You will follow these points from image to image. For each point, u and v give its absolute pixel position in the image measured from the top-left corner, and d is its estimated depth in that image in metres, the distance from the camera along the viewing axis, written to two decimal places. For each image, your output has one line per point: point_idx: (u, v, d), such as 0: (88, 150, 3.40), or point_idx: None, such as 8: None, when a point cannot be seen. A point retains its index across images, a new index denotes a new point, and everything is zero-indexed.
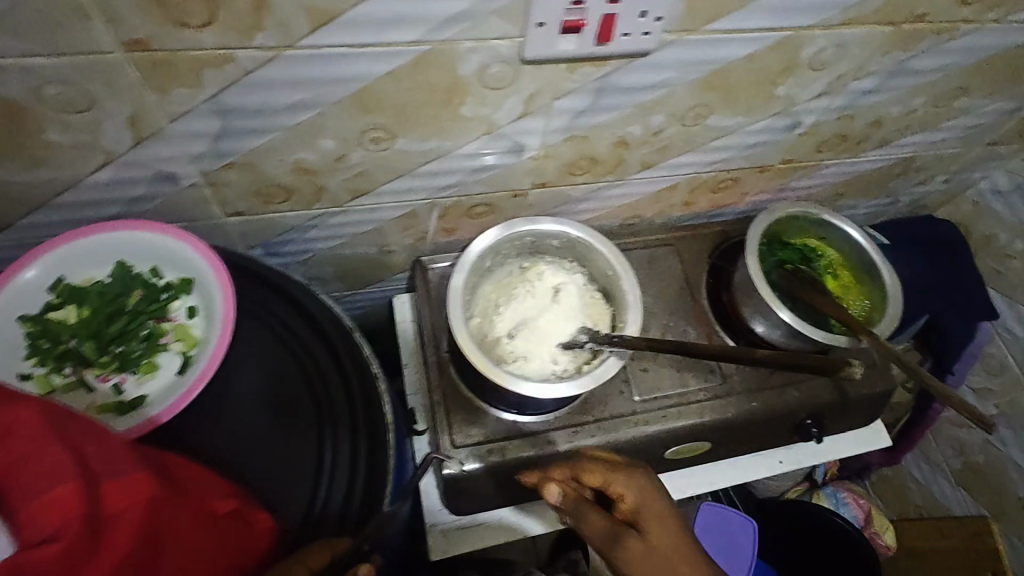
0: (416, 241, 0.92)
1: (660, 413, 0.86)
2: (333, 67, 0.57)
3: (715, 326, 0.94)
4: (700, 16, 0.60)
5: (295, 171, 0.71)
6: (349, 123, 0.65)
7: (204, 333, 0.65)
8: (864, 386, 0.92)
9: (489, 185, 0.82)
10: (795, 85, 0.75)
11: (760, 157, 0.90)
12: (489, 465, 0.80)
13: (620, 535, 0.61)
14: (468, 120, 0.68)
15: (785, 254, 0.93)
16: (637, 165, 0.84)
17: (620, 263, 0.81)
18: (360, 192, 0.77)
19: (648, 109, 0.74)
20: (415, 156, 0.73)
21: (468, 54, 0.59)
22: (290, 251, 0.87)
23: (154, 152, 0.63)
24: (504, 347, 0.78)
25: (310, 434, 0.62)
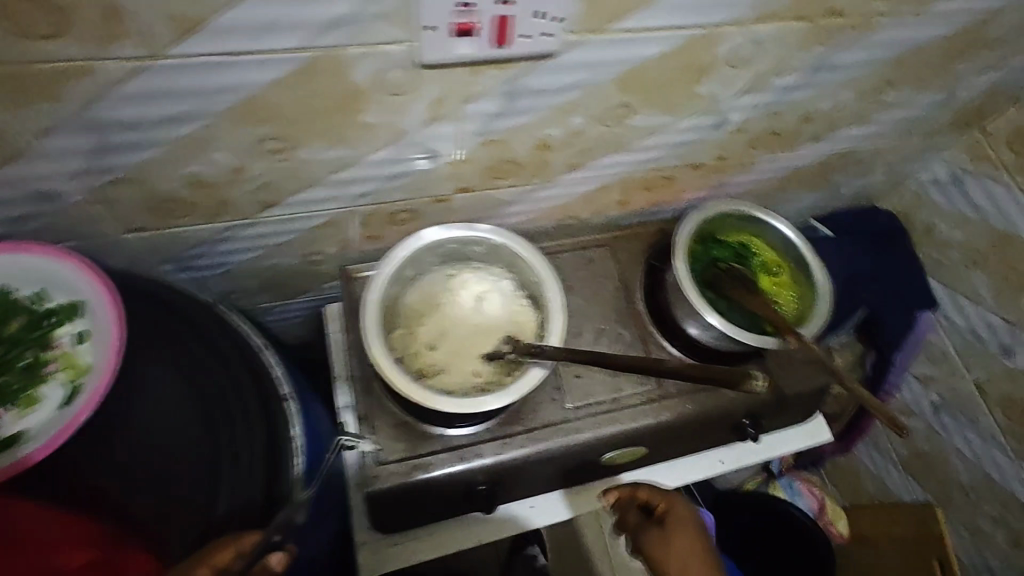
0: (340, 249, 0.89)
1: (592, 420, 0.84)
2: (209, 78, 0.53)
3: (651, 327, 0.92)
4: (603, 16, 0.58)
5: (191, 184, 0.67)
6: (240, 135, 0.61)
7: (91, 361, 0.61)
8: (799, 384, 0.92)
9: (409, 192, 0.79)
10: (715, 82, 0.73)
11: (691, 154, 0.88)
12: (415, 481, 0.77)
13: (644, 527, 0.83)
14: (370, 128, 0.65)
15: (720, 252, 0.91)
16: (562, 166, 0.82)
17: (544, 270, 0.80)
18: (268, 203, 0.73)
19: (564, 111, 0.71)
20: (321, 165, 0.69)
21: (359, 59, 0.55)
22: (205, 264, 0.83)
23: (26, 169, 0.59)
24: (423, 361, 0.77)
25: (196, 440, 0.61)
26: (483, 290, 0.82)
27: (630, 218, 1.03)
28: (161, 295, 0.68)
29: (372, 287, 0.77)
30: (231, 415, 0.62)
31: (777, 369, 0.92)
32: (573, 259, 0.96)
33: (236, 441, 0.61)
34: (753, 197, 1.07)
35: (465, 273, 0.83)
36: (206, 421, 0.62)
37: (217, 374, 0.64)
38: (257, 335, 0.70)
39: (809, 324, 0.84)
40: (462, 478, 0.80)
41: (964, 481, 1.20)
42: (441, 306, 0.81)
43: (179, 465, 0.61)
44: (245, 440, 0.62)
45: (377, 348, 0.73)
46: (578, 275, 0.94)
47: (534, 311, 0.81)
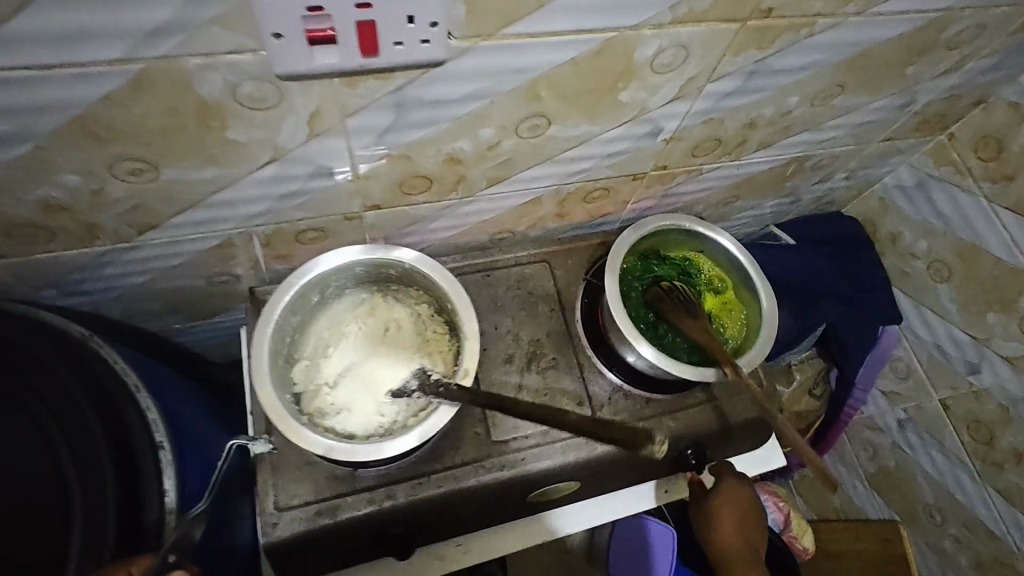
0: (248, 270, 0.82)
1: (518, 455, 0.78)
2: (22, 94, 0.46)
3: (587, 352, 0.86)
4: (490, 19, 0.51)
5: (45, 209, 0.59)
6: (86, 155, 0.54)
7: None
8: (744, 411, 0.85)
9: (310, 211, 0.72)
10: (640, 90, 0.66)
11: (628, 165, 0.81)
12: (319, 528, 0.71)
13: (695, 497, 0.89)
14: (242, 145, 0.58)
15: (662, 269, 0.85)
16: (481, 180, 0.74)
17: (459, 295, 0.73)
18: (145, 227, 0.66)
19: (471, 123, 0.64)
20: (196, 186, 0.62)
21: (203, 72, 0.48)
22: (92, 288, 0.76)
23: None
24: (324, 399, 0.70)
25: (51, 486, 0.57)
26: (396, 317, 0.75)
27: (572, 230, 0.96)
28: (21, 339, 0.63)
29: (266, 317, 0.70)
30: (84, 472, 0.57)
31: (721, 396, 0.86)
32: (506, 277, 0.88)
33: (95, 496, 0.57)
34: (706, 205, 1.00)
35: (378, 297, 0.77)
36: (60, 477, 0.58)
37: (73, 426, 0.59)
38: (132, 376, 0.65)
39: (751, 353, 0.77)
40: (374, 522, 0.73)
41: (930, 501, 1.14)
42: (349, 334, 0.74)
43: (32, 528, 0.56)
44: (99, 499, 0.57)
45: (268, 394, 0.66)
46: (511, 294, 0.87)
47: (451, 340, 0.74)
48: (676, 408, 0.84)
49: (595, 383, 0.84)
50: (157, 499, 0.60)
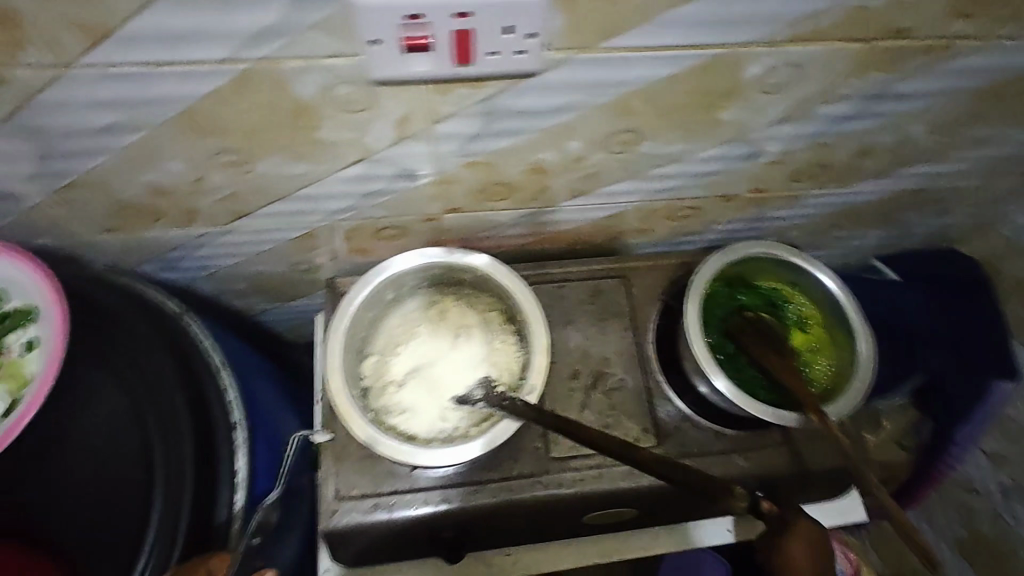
0: (329, 261, 0.84)
1: (576, 476, 0.75)
2: (139, 88, 0.49)
3: (658, 376, 0.82)
4: (591, 32, 0.48)
5: (151, 193, 0.63)
6: (190, 147, 0.56)
7: (34, 372, 0.59)
8: (825, 460, 0.79)
9: (391, 210, 0.72)
10: (744, 110, 0.61)
11: (722, 186, 0.76)
12: (372, 521, 0.72)
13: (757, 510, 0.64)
14: (333, 144, 0.58)
15: (748, 297, 0.79)
16: (564, 191, 0.72)
17: (530, 307, 0.72)
18: (238, 214, 0.69)
19: (559, 135, 0.61)
20: (289, 180, 0.64)
21: (301, 74, 0.49)
22: (187, 265, 0.80)
23: None
24: (389, 397, 0.71)
25: (135, 444, 0.59)
26: (467, 321, 0.75)
27: (652, 246, 0.92)
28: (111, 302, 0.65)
29: (342, 311, 0.71)
30: (168, 443, 0.58)
31: (800, 441, 0.80)
32: (578, 291, 0.85)
33: (172, 458, 0.58)
34: (802, 231, 0.93)
35: (449, 299, 0.76)
36: (143, 437, 0.59)
37: (159, 395, 0.60)
38: (215, 355, 0.67)
39: (841, 402, 0.71)
40: (425, 523, 0.73)
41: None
42: (418, 336, 0.74)
43: (114, 484, 0.58)
44: (179, 472, 0.58)
45: (341, 389, 0.67)
46: (582, 309, 0.85)
47: (518, 350, 0.73)
48: (749, 446, 0.79)
49: (663, 409, 0.81)
50: (229, 476, 0.61)
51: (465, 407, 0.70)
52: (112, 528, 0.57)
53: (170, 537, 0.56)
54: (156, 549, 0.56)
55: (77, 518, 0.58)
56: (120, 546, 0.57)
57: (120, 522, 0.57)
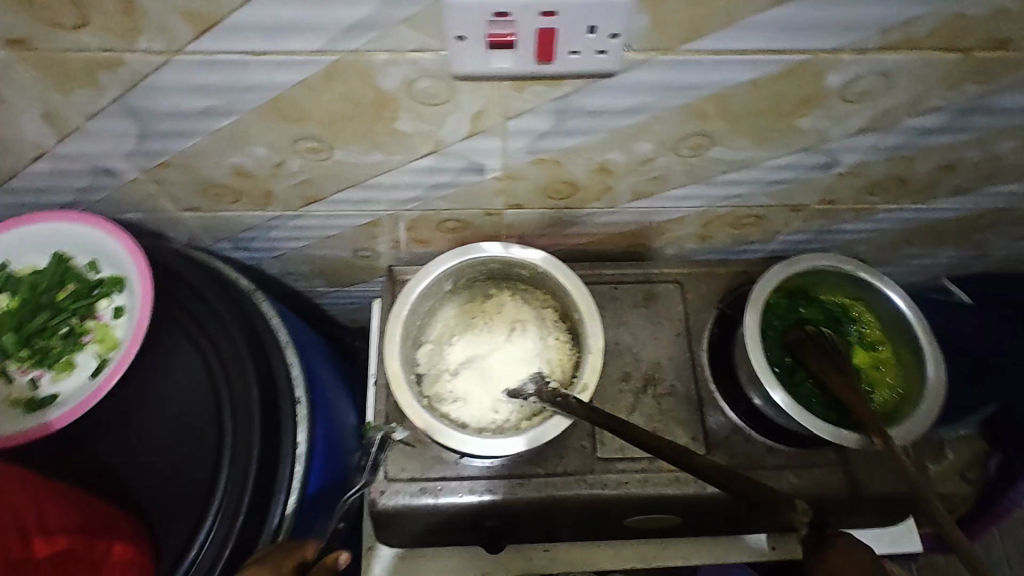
0: (390, 249, 0.86)
1: (621, 478, 0.75)
2: (236, 74, 0.51)
3: (710, 385, 0.81)
4: (674, 33, 0.48)
5: (234, 174, 0.66)
6: (275, 132, 0.59)
7: (121, 337, 0.63)
8: (883, 485, 0.76)
9: (455, 203, 0.74)
10: (822, 118, 0.60)
11: (790, 195, 0.75)
12: (418, 505, 0.74)
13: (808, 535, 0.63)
14: (408, 136, 0.60)
15: (809, 311, 0.77)
16: (627, 193, 0.72)
17: (587, 306, 0.72)
18: (311, 199, 0.72)
19: (630, 136, 0.61)
20: (362, 169, 0.66)
21: (387, 66, 0.51)
22: (258, 246, 0.84)
23: (83, 148, 0.61)
24: (442, 385, 0.72)
25: (207, 412, 0.63)
26: (522, 316, 0.76)
27: (710, 253, 0.90)
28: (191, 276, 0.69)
29: (402, 298, 0.72)
30: (240, 415, 0.62)
31: (856, 463, 0.77)
32: (633, 294, 0.85)
33: (242, 428, 0.61)
34: (870, 247, 0.90)
35: (505, 294, 0.77)
36: (216, 406, 0.63)
37: (233, 367, 0.64)
38: (282, 333, 0.70)
39: (907, 425, 0.68)
40: (469, 511, 0.75)
41: None
42: (472, 327, 0.75)
43: (185, 449, 0.62)
44: (247, 442, 0.61)
45: (397, 373, 0.69)
46: (636, 312, 0.84)
47: (572, 348, 0.73)
48: (802, 464, 0.77)
49: (713, 418, 0.79)
50: (291, 451, 0.64)
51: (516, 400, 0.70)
52: (180, 491, 0.60)
53: (235, 503, 0.58)
54: (221, 514, 0.58)
55: (150, 479, 0.61)
56: (189, 510, 0.59)
57: (189, 486, 0.60)
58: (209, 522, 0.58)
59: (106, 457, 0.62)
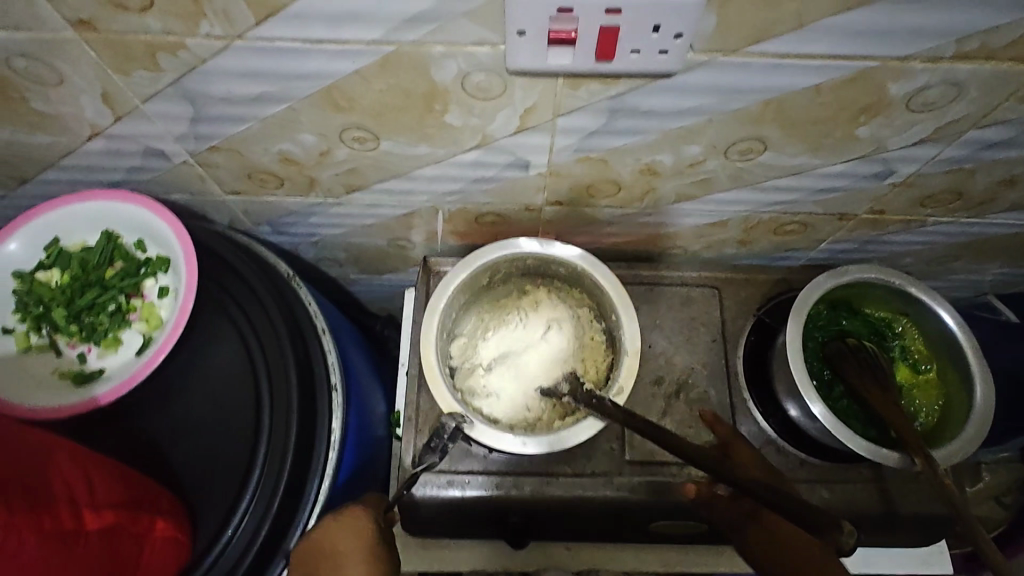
0: (426, 240, 0.86)
1: (649, 482, 0.75)
2: (292, 61, 0.51)
3: (744, 393, 0.80)
4: (739, 35, 0.47)
5: (281, 161, 0.67)
6: (325, 120, 0.59)
7: (166, 318, 0.64)
8: (920, 505, 0.75)
9: (497, 198, 0.73)
10: (883, 127, 0.58)
11: (839, 204, 0.73)
12: (446, 496, 0.74)
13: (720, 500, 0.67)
14: (456, 129, 0.60)
15: (852, 323, 0.76)
16: (671, 195, 0.71)
17: (625, 308, 0.71)
18: (354, 188, 0.72)
19: (681, 138, 0.60)
20: (407, 160, 0.66)
21: (444, 59, 0.50)
22: (297, 232, 0.84)
23: (136, 129, 0.62)
24: (476, 379, 0.72)
25: (246, 396, 0.63)
26: (559, 313, 0.75)
27: (750, 259, 0.89)
28: (231, 259, 0.69)
29: (439, 292, 0.72)
30: (278, 399, 0.62)
31: (894, 482, 0.75)
32: (669, 297, 0.84)
33: (279, 414, 0.62)
34: (916, 260, 0.87)
35: (542, 291, 0.77)
36: (254, 389, 0.63)
37: (272, 351, 0.64)
38: (319, 320, 0.71)
39: (952, 446, 0.66)
40: (495, 505, 0.75)
41: None
42: (509, 322, 0.75)
43: (224, 431, 0.62)
44: (284, 426, 0.61)
45: (432, 366, 0.69)
46: (671, 315, 0.83)
47: (608, 350, 0.73)
48: (837, 479, 0.76)
49: (746, 427, 0.78)
50: (325, 437, 0.64)
51: (549, 399, 0.70)
52: (217, 472, 0.61)
53: (272, 486, 0.59)
54: (257, 497, 0.59)
55: (188, 459, 0.62)
56: (225, 490, 0.60)
57: (225, 467, 0.61)
58: (245, 503, 0.58)
59: (145, 434, 0.63)
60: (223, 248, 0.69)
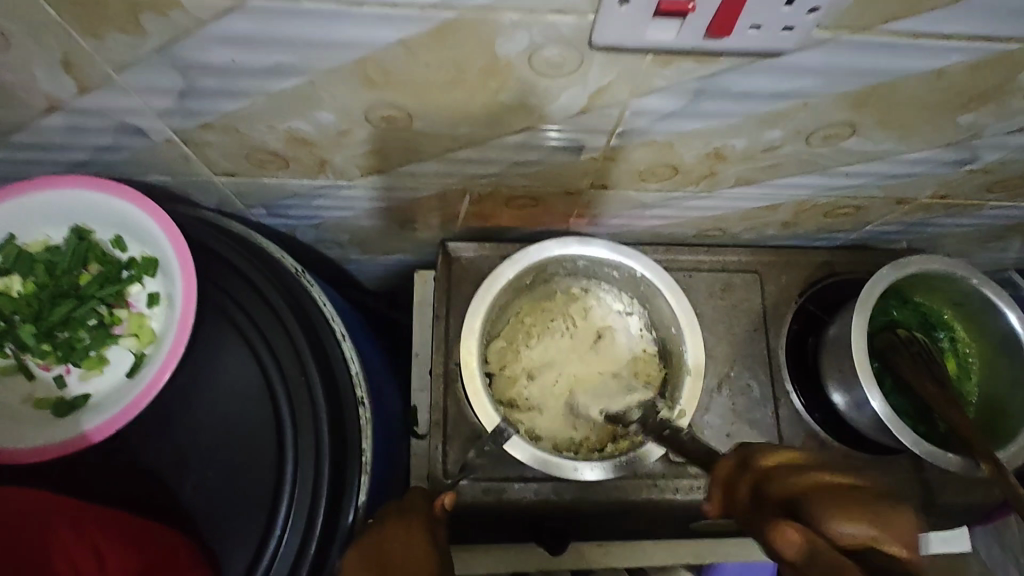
0: (444, 222, 0.76)
1: (694, 483, 0.71)
2: (321, 28, 0.41)
3: (789, 386, 0.76)
4: (880, 11, 0.39)
5: (288, 140, 0.56)
6: (351, 97, 0.49)
7: (161, 331, 0.55)
8: (959, 494, 0.74)
9: (536, 180, 0.64)
10: (990, 112, 0.52)
11: (904, 188, 0.68)
12: (480, 504, 0.69)
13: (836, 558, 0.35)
14: (509, 108, 0.50)
15: (901, 314, 0.74)
16: (731, 179, 0.64)
17: (688, 320, 0.68)
18: (372, 169, 0.62)
19: (764, 122, 0.53)
20: (441, 140, 0.56)
21: (514, 29, 0.41)
22: (295, 215, 0.73)
23: (107, 102, 0.50)
24: (518, 390, 0.69)
25: (264, 419, 0.55)
26: (608, 322, 0.73)
27: (788, 240, 0.83)
28: (231, 256, 0.59)
29: (483, 293, 0.67)
30: (304, 423, 0.55)
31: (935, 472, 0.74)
32: (709, 283, 0.78)
33: (307, 440, 0.54)
34: (954, 241, 0.84)
35: (591, 296, 0.73)
36: (274, 411, 0.55)
37: (292, 369, 0.56)
38: (337, 325, 0.62)
39: (1012, 447, 0.65)
40: (533, 512, 0.70)
41: None
42: (554, 330, 0.71)
43: (243, 459, 0.55)
44: (313, 455, 0.54)
45: (472, 378, 0.64)
46: (711, 303, 0.78)
47: (662, 367, 0.71)
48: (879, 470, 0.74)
49: (790, 421, 0.75)
50: (357, 461, 0.57)
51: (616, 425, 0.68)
52: (238, 507, 0.54)
53: (305, 522, 0.53)
54: (289, 535, 0.52)
55: (202, 495, 0.54)
56: (247, 528, 0.53)
57: (246, 501, 0.54)
58: (276, 544, 0.52)
59: (148, 465, 0.55)
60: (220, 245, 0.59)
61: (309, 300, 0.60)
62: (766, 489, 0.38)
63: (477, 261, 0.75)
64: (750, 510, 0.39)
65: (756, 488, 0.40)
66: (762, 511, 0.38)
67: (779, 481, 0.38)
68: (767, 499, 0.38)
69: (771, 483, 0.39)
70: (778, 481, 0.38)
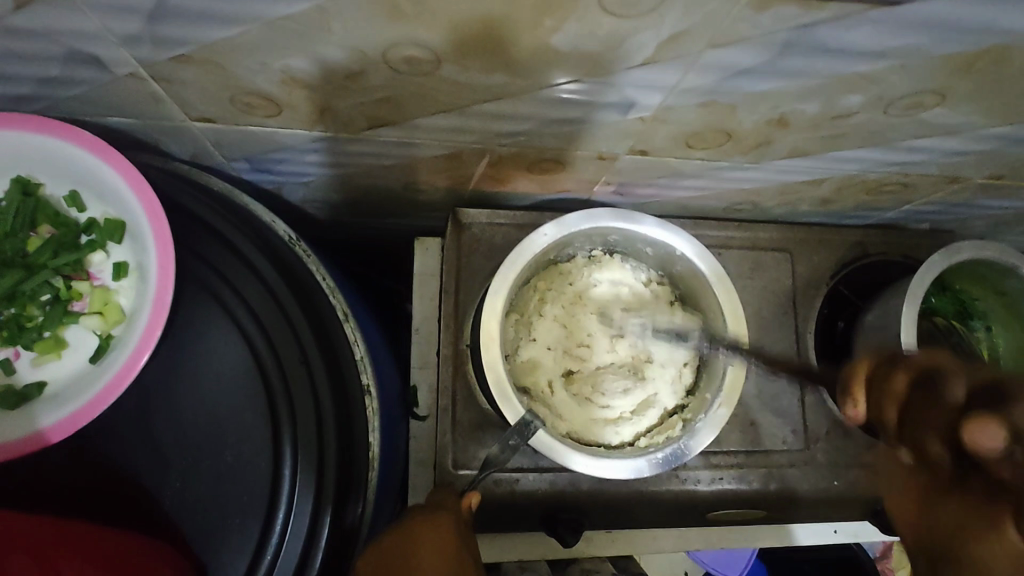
0: (452, 185, 0.67)
1: (716, 474, 0.68)
2: None
3: (817, 374, 0.71)
4: None
5: (285, 82, 0.46)
6: (368, 30, 0.39)
7: (130, 309, 0.46)
8: None
9: (568, 142, 0.56)
10: None
11: (963, 166, 0.62)
12: (491, 496, 0.63)
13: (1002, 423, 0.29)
14: (560, 55, 0.42)
15: (938, 301, 0.69)
16: (785, 149, 0.57)
17: (728, 302, 0.62)
18: (381, 121, 0.52)
19: (846, 85, 0.46)
20: (469, 91, 0.47)
21: None
22: (282, 170, 0.63)
23: (53, 22, 0.40)
24: (534, 374, 0.63)
25: (257, 411, 0.48)
26: (636, 291, 0.67)
27: (819, 217, 0.78)
28: (211, 219, 0.50)
29: (505, 269, 0.59)
30: (304, 416, 0.47)
31: None
32: (738, 262, 0.73)
33: (309, 436, 0.47)
34: (986, 223, 0.80)
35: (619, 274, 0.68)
36: (269, 401, 0.48)
37: (289, 358, 0.48)
38: (338, 301, 0.54)
39: None
40: (547, 502, 0.65)
41: None
42: (576, 294, 0.65)
43: (235, 457, 0.48)
44: (316, 456, 0.47)
45: (494, 367, 0.58)
46: (740, 283, 0.72)
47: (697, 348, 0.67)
48: None
49: (815, 410, 0.71)
50: (364, 458, 0.51)
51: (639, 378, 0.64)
52: (228, 513, 0.48)
53: (307, 528, 0.47)
54: (289, 545, 0.47)
55: (187, 500, 0.48)
56: (240, 536, 0.47)
57: (238, 506, 0.48)
58: (276, 552, 0.47)
59: (123, 463, 0.48)
60: (199, 209, 0.50)
61: (306, 269, 0.52)
62: (940, 387, 0.32)
63: (491, 230, 0.67)
64: (926, 405, 0.33)
65: (923, 386, 0.33)
66: (945, 406, 0.32)
67: (958, 371, 0.32)
68: (946, 402, 0.32)
69: (942, 373, 0.33)
70: (953, 376, 0.32)
